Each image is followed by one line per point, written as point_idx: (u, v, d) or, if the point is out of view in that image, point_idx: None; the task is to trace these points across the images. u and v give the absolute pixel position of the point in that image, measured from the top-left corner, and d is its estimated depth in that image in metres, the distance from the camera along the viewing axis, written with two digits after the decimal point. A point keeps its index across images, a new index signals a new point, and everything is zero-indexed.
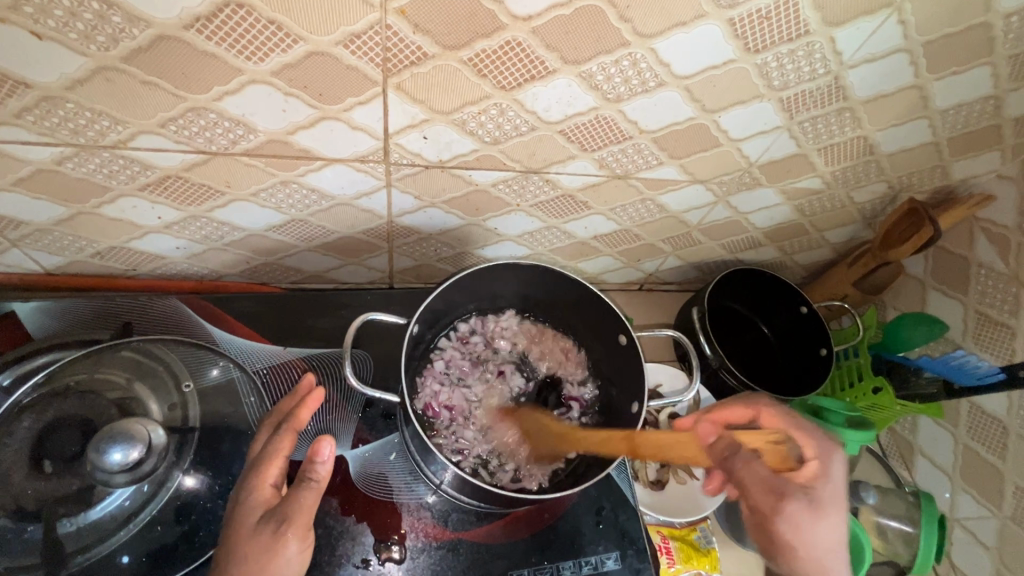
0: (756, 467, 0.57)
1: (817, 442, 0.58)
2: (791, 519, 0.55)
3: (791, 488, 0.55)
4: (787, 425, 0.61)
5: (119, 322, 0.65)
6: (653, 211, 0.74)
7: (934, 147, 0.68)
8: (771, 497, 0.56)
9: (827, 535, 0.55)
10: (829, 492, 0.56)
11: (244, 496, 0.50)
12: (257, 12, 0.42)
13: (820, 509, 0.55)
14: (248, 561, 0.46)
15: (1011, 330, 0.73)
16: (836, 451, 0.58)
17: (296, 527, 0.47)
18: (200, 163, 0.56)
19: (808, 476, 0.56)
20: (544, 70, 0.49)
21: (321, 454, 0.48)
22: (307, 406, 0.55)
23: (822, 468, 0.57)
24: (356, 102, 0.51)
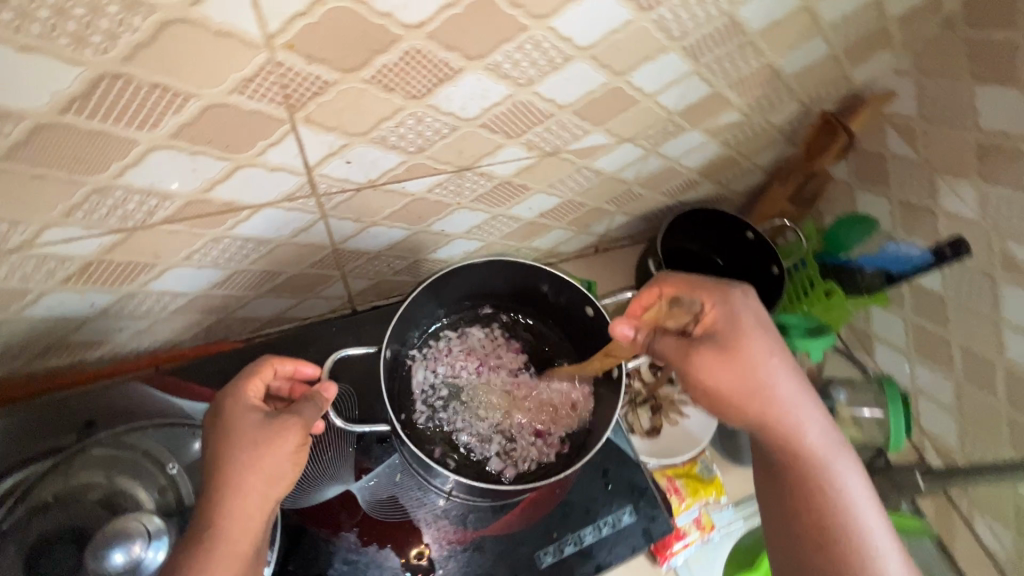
0: (667, 339, 0.57)
1: (713, 292, 0.57)
2: (711, 369, 0.54)
3: (696, 341, 0.55)
4: (684, 287, 0.59)
5: (82, 421, 0.63)
6: (590, 177, 0.75)
7: (833, 59, 0.71)
8: (682, 354, 0.55)
9: (774, 372, 0.54)
10: (733, 334, 0.54)
11: (231, 405, 0.53)
12: (136, 80, 0.39)
13: (731, 355, 0.53)
14: (255, 446, 0.49)
15: (932, 211, 0.79)
16: (734, 291, 0.57)
17: (300, 424, 0.52)
18: (120, 242, 0.53)
19: (718, 331, 0.55)
20: (451, 71, 0.49)
21: (327, 390, 0.56)
22: (294, 366, 0.59)
23: (723, 317, 0.56)
24: (267, 144, 0.49)
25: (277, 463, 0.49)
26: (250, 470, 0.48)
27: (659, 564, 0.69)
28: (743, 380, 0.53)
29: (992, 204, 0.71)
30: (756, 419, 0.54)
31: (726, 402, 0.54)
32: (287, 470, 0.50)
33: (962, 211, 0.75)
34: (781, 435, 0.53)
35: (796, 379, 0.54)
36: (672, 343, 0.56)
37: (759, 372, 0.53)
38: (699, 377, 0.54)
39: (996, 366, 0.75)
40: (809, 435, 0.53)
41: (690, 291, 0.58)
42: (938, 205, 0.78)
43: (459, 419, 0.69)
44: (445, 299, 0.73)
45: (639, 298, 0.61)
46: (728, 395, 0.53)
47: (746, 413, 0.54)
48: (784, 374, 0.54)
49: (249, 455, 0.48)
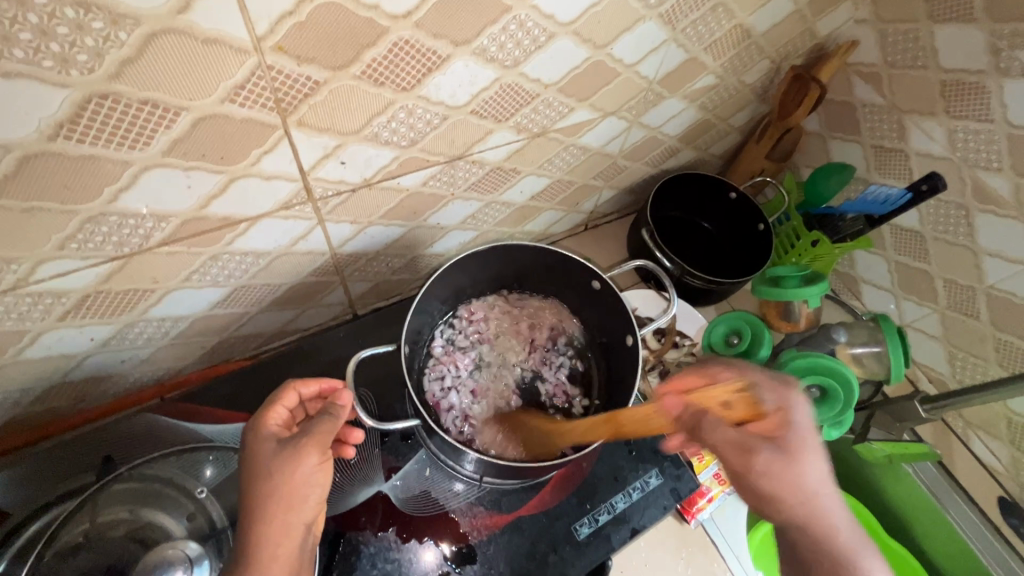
0: (725, 431, 0.50)
1: (776, 387, 0.51)
2: (769, 474, 0.48)
3: (759, 440, 0.49)
4: (713, 380, 0.55)
5: (99, 458, 0.60)
6: (577, 154, 0.76)
7: (798, 14, 0.73)
8: (742, 456, 0.48)
9: (814, 475, 0.48)
10: (798, 438, 0.49)
11: (251, 436, 0.50)
12: (126, 97, 0.38)
13: (794, 456, 0.48)
14: (274, 473, 0.47)
15: (904, 152, 0.82)
16: (796, 389, 0.51)
17: (317, 441, 0.49)
18: (117, 270, 0.51)
19: (776, 433, 0.49)
20: (439, 59, 0.48)
21: (346, 398, 0.51)
22: (319, 385, 0.55)
23: (786, 415, 0.50)
24: (261, 152, 0.48)
25: (300, 483, 0.47)
26: (278, 495, 0.46)
27: (688, 522, 0.72)
28: (784, 485, 0.48)
29: (959, 139, 0.75)
30: (795, 521, 0.48)
31: (775, 504, 0.48)
32: (312, 486, 0.48)
33: (932, 149, 0.78)
34: (811, 537, 0.48)
35: (826, 476, 0.49)
36: (733, 442, 0.49)
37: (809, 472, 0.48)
38: (752, 481, 0.48)
39: (977, 291, 0.79)
40: (840, 536, 0.48)
41: (754, 383, 0.52)
42: (909, 146, 0.81)
43: (484, 406, 0.70)
44: (450, 292, 0.74)
45: (683, 379, 0.56)
46: (782, 497, 0.48)
47: (788, 511, 0.48)
48: (819, 477, 0.48)
49: (274, 482, 0.47)
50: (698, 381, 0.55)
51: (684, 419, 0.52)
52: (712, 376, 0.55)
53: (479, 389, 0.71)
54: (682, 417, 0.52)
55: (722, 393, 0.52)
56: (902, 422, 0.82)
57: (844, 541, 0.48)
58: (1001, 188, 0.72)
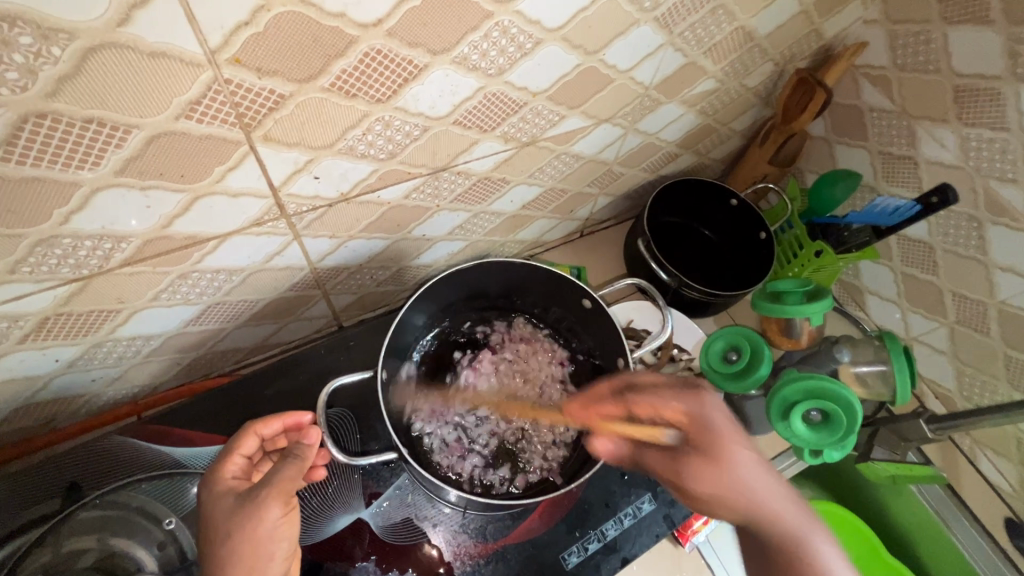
0: (649, 450, 0.55)
1: (682, 396, 0.55)
2: (697, 477, 0.51)
3: (680, 448, 0.53)
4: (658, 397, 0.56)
5: (65, 485, 0.58)
6: (570, 162, 0.72)
7: (804, 15, 0.69)
8: (665, 459, 0.54)
9: (739, 472, 0.51)
10: (713, 437, 0.52)
11: (208, 492, 0.51)
12: (67, 116, 0.35)
13: (711, 460, 0.51)
14: (234, 534, 0.46)
15: (913, 159, 0.78)
16: (704, 393, 0.55)
17: (277, 492, 0.48)
18: (77, 292, 0.49)
19: (694, 438, 0.53)
20: (416, 69, 0.45)
21: (309, 437, 0.52)
22: (282, 422, 0.56)
23: (699, 416, 0.54)
24: (225, 169, 0.45)
25: (265, 540, 0.47)
26: (241, 553, 0.46)
27: (683, 546, 0.69)
28: (716, 482, 0.51)
29: (972, 147, 0.71)
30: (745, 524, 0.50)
31: (720, 506, 0.50)
32: (277, 541, 0.48)
33: (943, 157, 0.74)
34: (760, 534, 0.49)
35: (762, 472, 0.51)
36: (659, 454, 0.55)
37: (737, 472, 0.51)
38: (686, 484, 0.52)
39: (989, 306, 0.75)
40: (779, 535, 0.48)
41: (657, 404, 0.55)
42: (918, 153, 0.77)
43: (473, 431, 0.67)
44: (436, 306, 0.71)
45: (602, 403, 0.59)
46: (720, 501, 0.50)
47: (731, 511, 0.50)
48: (755, 471, 0.51)
49: (234, 540, 0.46)
50: (622, 408, 0.57)
51: (621, 450, 0.58)
52: (628, 402, 0.57)
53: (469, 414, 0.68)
54: (620, 448, 0.58)
55: (638, 424, 0.55)
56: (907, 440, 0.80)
57: (794, 539, 0.48)
58: (1015, 200, 0.68)
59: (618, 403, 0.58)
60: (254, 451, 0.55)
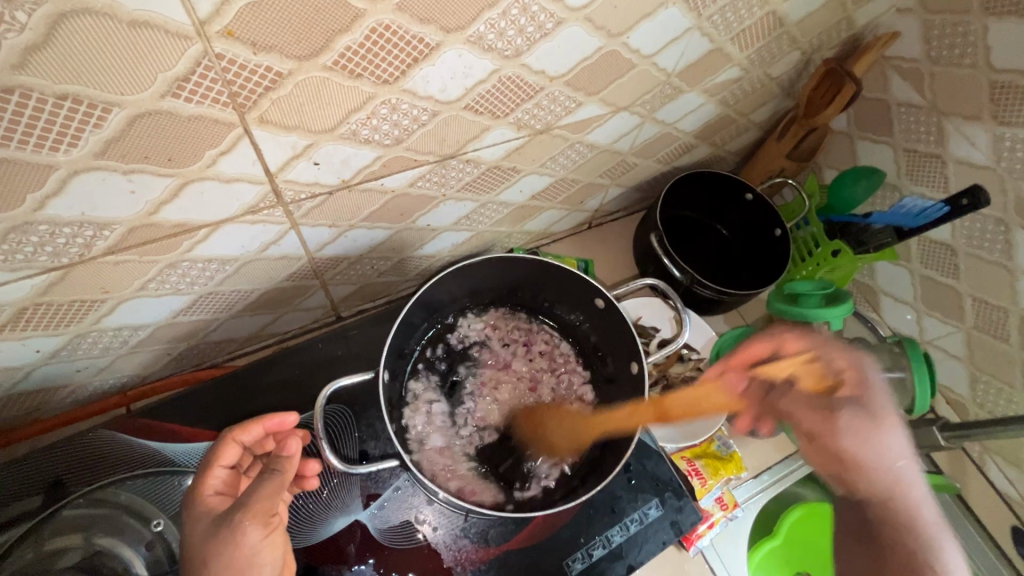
0: (792, 391, 0.61)
1: (844, 351, 0.60)
2: (856, 432, 0.56)
3: (833, 404, 0.59)
4: (822, 347, 0.61)
5: (47, 481, 0.55)
6: (584, 152, 0.69)
7: (838, 2, 0.65)
8: (819, 415, 0.59)
9: (892, 444, 0.56)
10: (877, 398, 0.58)
11: (188, 511, 0.49)
12: (37, 91, 0.31)
13: (880, 420, 0.57)
14: (213, 561, 0.45)
15: (941, 158, 0.75)
16: (864, 352, 0.60)
17: (254, 515, 0.46)
18: (57, 281, 0.45)
19: (858, 395, 0.58)
20: (426, 48, 0.41)
21: (287, 449, 0.48)
22: (261, 426, 0.53)
23: (860, 375, 0.59)
24: (217, 153, 0.41)
25: (246, 564, 0.46)
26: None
27: (687, 550, 0.67)
28: (859, 440, 0.56)
29: (1006, 148, 0.68)
30: (881, 499, 0.55)
31: (865, 476, 0.55)
32: (258, 564, 0.47)
33: (973, 157, 0.71)
34: (897, 504, 0.54)
35: (901, 448, 0.56)
36: (800, 401, 0.60)
37: (891, 443, 0.56)
38: (826, 440, 0.58)
39: (1010, 313, 0.73)
40: (914, 505, 0.53)
41: (825, 354, 0.60)
42: (947, 152, 0.74)
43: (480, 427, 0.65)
44: (438, 301, 0.68)
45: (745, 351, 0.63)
46: (856, 455, 0.56)
47: (878, 481, 0.55)
48: (901, 450, 0.56)
49: (212, 568, 0.45)
50: (767, 350, 0.62)
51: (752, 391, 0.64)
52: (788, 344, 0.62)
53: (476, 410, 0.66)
54: (750, 391, 0.65)
55: (792, 363, 0.60)
56: (918, 447, 0.78)
57: (926, 523, 0.53)
58: None
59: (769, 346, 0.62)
60: (237, 459, 0.53)
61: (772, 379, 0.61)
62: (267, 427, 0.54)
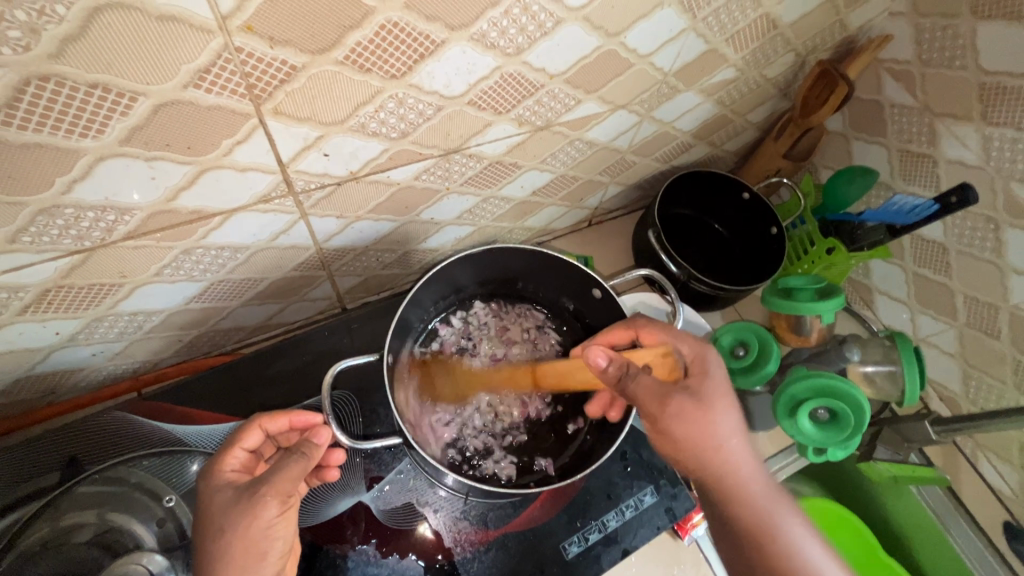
0: (640, 377, 0.54)
1: (691, 340, 0.59)
2: (687, 420, 0.51)
3: (673, 388, 0.53)
4: (667, 335, 0.60)
5: (63, 459, 0.57)
6: (583, 149, 0.71)
7: (831, 5, 0.67)
8: (658, 402, 0.53)
9: (727, 427, 0.52)
10: (715, 387, 0.54)
11: (207, 481, 0.51)
12: (70, 80, 0.33)
13: (706, 407, 0.52)
14: (229, 532, 0.46)
15: (932, 158, 0.77)
16: (710, 347, 0.58)
17: (276, 491, 0.48)
18: (79, 264, 0.48)
19: (697, 383, 0.54)
20: (432, 45, 0.44)
21: (319, 437, 0.53)
22: (289, 419, 0.56)
23: (702, 371, 0.55)
24: (233, 142, 0.43)
25: (259, 538, 0.47)
26: (236, 548, 0.46)
27: (682, 538, 0.68)
28: (702, 434, 0.51)
29: (995, 147, 0.69)
30: (724, 493, 0.51)
31: (696, 459, 0.51)
32: (272, 539, 0.48)
33: (964, 156, 0.73)
34: (723, 492, 0.51)
35: (734, 426, 0.52)
36: (648, 387, 0.54)
37: (725, 428, 0.52)
38: (669, 428, 0.52)
39: (1001, 310, 0.74)
40: (757, 497, 0.50)
41: (676, 345, 0.59)
42: (938, 152, 0.76)
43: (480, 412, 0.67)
44: (441, 290, 0.70)
45: (614, 333, 0.64)
46: (689, 447, 0.51)
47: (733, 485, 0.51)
48: (733, 435, 0.52)
49: (229, 538, 0.46)
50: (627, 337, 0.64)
51: (609, 375, 0.56)
52: (647, 334, 0.62)
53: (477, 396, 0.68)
54: (609, 373, 0.56)
55: (650, 353, 0.59)
56: (910, 441, 0.79)
57: (758, 499, 0.51)
58: None
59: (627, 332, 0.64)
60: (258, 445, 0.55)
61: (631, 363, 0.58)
62: (293, 421, 0.56)
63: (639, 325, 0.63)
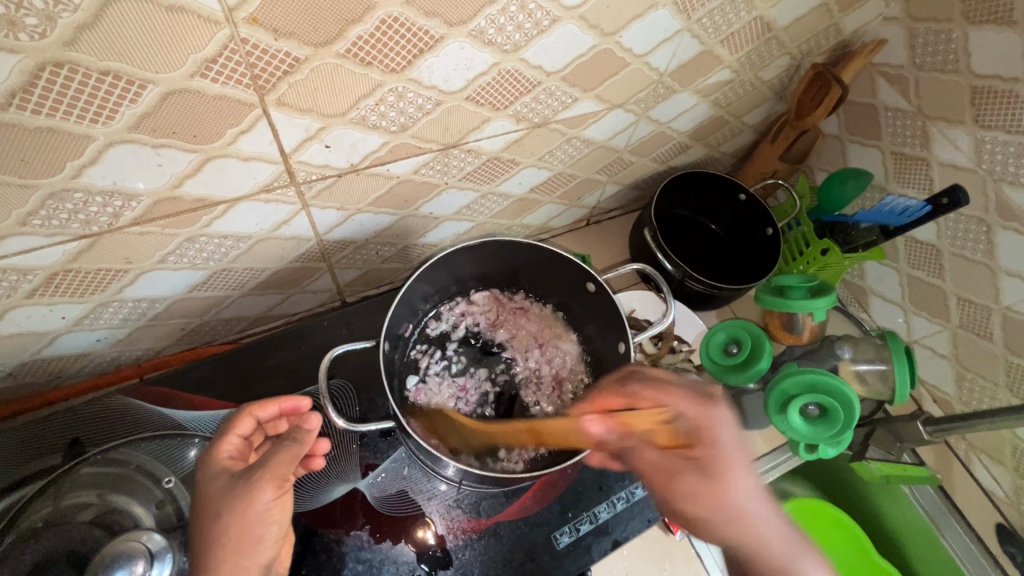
0: (643, 452, 0.55)
1: (696, 405, 0.56)
2: (689, 496, 0.52)
3: (682, 463, 0.53)
4: (656, 395, 0.57)
5: (66, 441, 0.59)
6: (581, 147, 0.72)
7: (824, 9, 0.68)
8: (665, 475, 0.53)
9: (744, 495, 0.51)
10: (722, 454, 0.53)
11: (203, 470, 0.52)
12: (82, 66, 0.35)
13: (715, 476, 0.52)
14: (226, 515, 0.48)
15: (926, 160, 0.78)
16: (716, 408, 0.55)
17: (272, 475, 0.50)
18: (86, 248, 0.49)
19: (702, 456, 0.53)
20: (431, 40, 0.45)
21: (309, 423, 0.53)
22: (278, 406, 0.57)
23: (706, 435, 0.54)
24: (238, 132, 0.45)
25: (254, 522, 0.49)
26: (233, 532, 0.48)
27: (673, 533, 0.69)
28: (700, 501, 0.51)
29: (986, 150, 0.70)
30: (727, 545, 0.51)
31: (701, 526, 0.52)
32: (266, 524, 0.49)
33: (956, 159, 0.74)
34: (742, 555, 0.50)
35: (755, 490, 0.51)
36: (655, 458, 0.54)
37: (740, 493, 0.51)
38: (675, 501, 0.53)
39: (993, 312, 0.75)
40: (779, 553, 0.49)
41: (677, 410, 0.56)
42: (931, 154, 0.77)
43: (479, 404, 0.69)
44: (437, 283, 0.72)
45: (606, 398, 0.61)
46: (703, 518, 0.51)
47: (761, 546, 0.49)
48: (751, 495, 0.51)
49: (226, 521, 0.48)
50: (621, 399, 0.60)
51: (609, 441, 0.57)
52: (641, 398, 0.58)
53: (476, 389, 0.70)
54: (609, 438, 0.57)
55: (649, 415, 0.56)
56: (903, 441, 0.80)
57: (781, 555, 0.49)
58: None
59: (623, 399, 0.59)
60: (251, 432, 0.56)
61: (631, 430, 0.56)
62: (282, 408, 0.57)
63: (632, 389, 0.59)
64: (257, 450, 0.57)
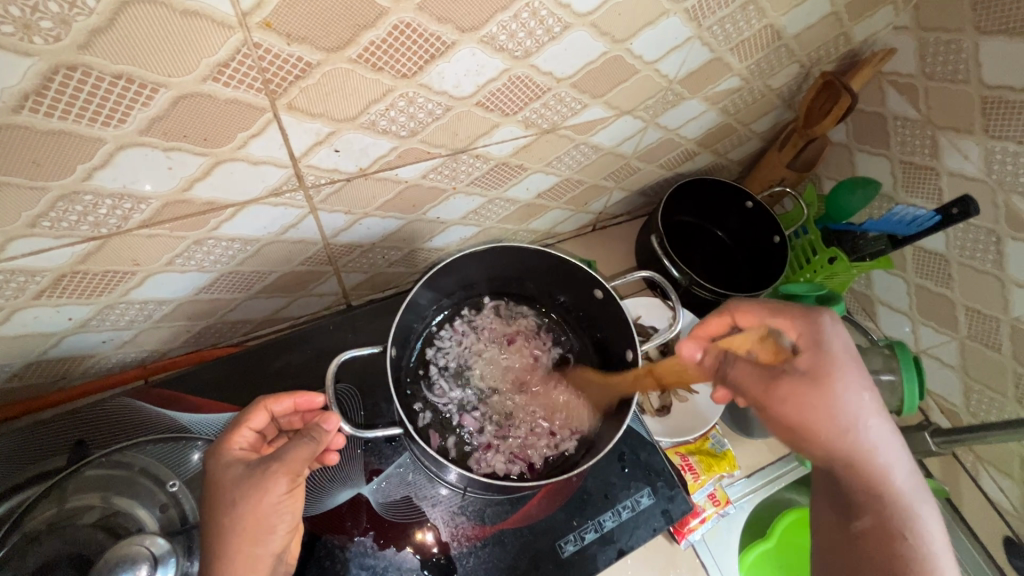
0: (741, 364, 0.56)
1: (796, 322, 0.54)
2: (785, 401, 0.51)
3: (779, 372, 0.53)
4: (763, 314, 0.57)
5: (71, 442, 0.59)
6: (589, 153, 0.72)
7: (835, 17, 0.68)
8: (762, 381, 0.53)
9: (858, 404, 0.50)
10: (830, 361, 0.51)
11: (215, 461, 0.51)
12: (96, 69, 0.35)
13: (822, 379, 0.50)
14: (241, 506, 0.47)
15: (935, 170, 0.77)
16: (820, 313, 0.54)
17: (285, 468, 0.49)
18: (94, 250, 0.49)
19: (808, 361, 0.52)
20: (443, 46, 0.45)
21: (327, 423, 0.52)
22: (293, 400, 0.56)
23: (814, 340, 0.53)
24: (248, 135, 0.45)
25: (268, 512, 0.48)
26: (245, 522, 0.47)
27: (678, 542, 0.68)
28: (816, 413, 0.49)
29: (997, 160, 0.70)
30: (856, 468, 0.49)
31: (807, 434, 0.50)
32: (280, 515, 0.49)
33: (966, 169, 0.74)
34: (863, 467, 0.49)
35: (866, 400, 0.50)
36: (747, 369, 0.55)
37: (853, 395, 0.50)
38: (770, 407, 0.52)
39: (1002, 322, 0.74)
40: (888, 480, 0.49)
41: (780, 328, 0.55)
42: (941, 164, 0.76)
43: (491, 404, 0.69)
44: (443, 288, 0.72)
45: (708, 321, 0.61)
46: (810, 425, 0.50)
47: (832, 442, 0.49)
48: (857, 403, 0.50)
49: (238, 511, 0.47)
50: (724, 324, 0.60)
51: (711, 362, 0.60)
52: (742, 313, 0.59)
53: (485, 394, 0.70)
54: (706, 362, 0.61)
55: (748, 339, 0.57)
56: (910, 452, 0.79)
57: (888, 479, 0.49)
58: None
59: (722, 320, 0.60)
60: (264, 425, 0.56)
61: (732, 350, 0.58)
62: (297, 403, 0.57)
63: (734, 306, 0.60)
64: (274, 442, 0.58)
